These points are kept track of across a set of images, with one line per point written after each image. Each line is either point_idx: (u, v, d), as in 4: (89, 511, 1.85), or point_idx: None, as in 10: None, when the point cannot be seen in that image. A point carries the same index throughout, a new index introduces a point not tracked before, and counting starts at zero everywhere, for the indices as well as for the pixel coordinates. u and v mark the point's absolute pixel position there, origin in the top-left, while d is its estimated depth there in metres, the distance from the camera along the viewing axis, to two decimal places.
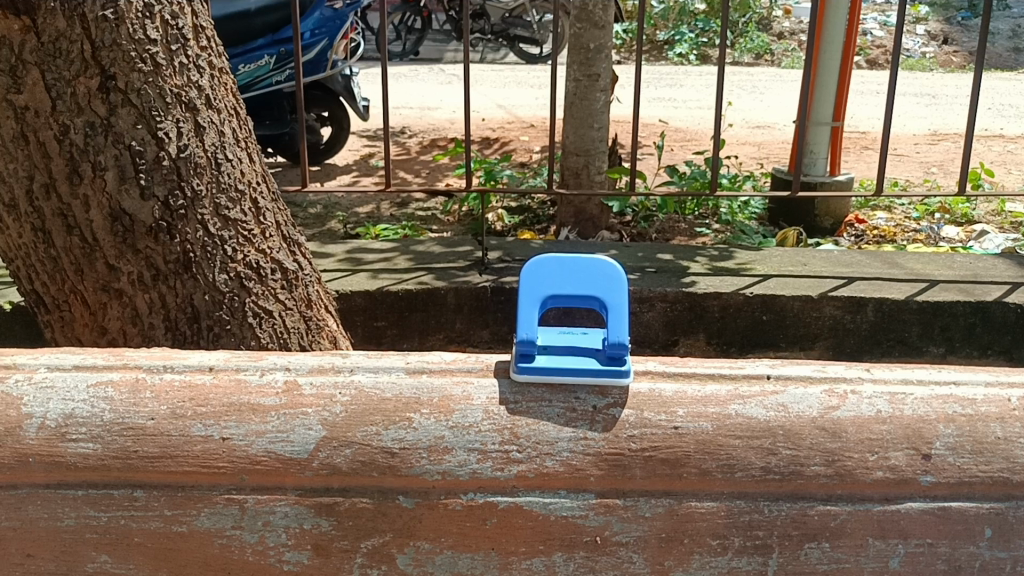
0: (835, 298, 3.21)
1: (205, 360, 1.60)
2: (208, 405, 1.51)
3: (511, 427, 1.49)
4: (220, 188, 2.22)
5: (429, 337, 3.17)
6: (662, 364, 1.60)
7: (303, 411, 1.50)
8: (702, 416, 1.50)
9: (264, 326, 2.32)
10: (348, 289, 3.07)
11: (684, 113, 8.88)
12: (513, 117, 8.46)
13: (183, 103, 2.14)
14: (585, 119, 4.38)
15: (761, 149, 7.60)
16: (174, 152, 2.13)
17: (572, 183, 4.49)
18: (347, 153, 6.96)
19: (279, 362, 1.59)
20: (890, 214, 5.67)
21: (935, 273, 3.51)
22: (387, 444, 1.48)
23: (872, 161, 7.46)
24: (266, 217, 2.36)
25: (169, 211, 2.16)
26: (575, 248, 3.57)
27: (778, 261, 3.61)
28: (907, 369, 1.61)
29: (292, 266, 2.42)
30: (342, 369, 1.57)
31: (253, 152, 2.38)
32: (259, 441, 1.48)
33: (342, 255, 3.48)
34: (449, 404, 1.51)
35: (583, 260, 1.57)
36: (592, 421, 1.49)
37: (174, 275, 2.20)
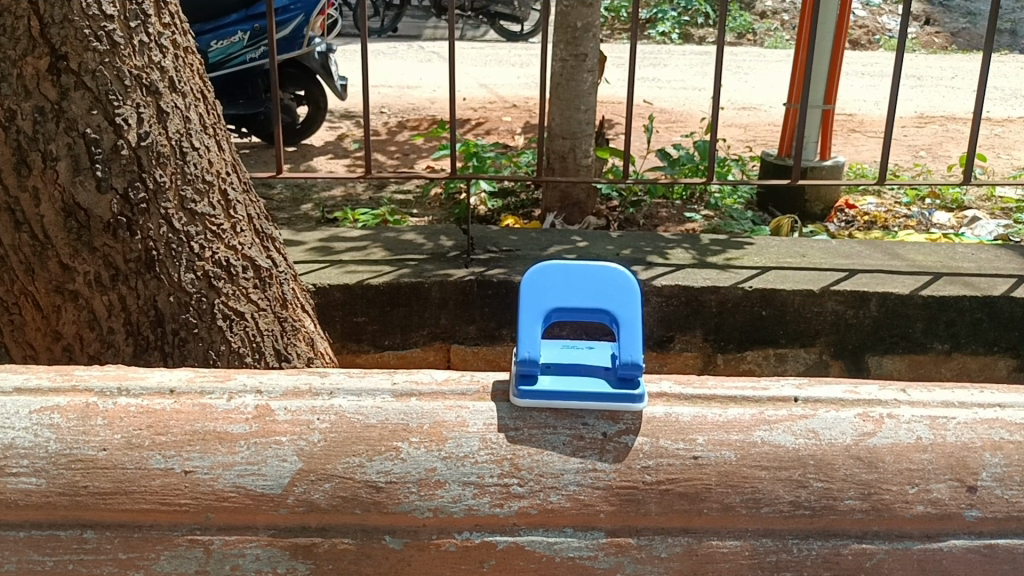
0: (838, 293, 3.07)
1: (165, 379, 1.42)
2: (169, 433, 1.33)
3: (512, 458, 1.33)
4: (186, 179, 2.02)
5: (412, 334, 2.99)
6: (679, 384, 1.44)
7: (277, 440, 1.33)
8: (725, 444, 1.34)
9: (235, 329, 2.11)
10: (325, 283, 2.88)
11: (669, 94, 8.69)
12: (496, 96, 8.26)
13: (144, 86, 1.95)
14: (572, 100, 4.20)
15: (748, 131, 7.44)
16: (133, 141, 1.94)
17: (559, 167, 4.30)
18: (324, 134, 6.75)
19: (250, 383, 1.41)
20: (880, 199, 5.53)
21: (936, 265, 3.37)
22: (372, 477, 1.31)
23: (859, 144, 7.31)
24: (236, 210, 2.16)
25: (129, 205, 1.96)
26: (563, 237, 3.39)
27: (775, 252, 3.46)
28: (947, 390, 1.46)
29: (266, 263, 2.22)
30: (321, 392, 1.40)
31: (222, 139, 2.19)
32: (227, 475, 1.31)
33: (316, 243, 3.29)
34: (441, 432, 1.35)
35: (592, 268, 1.41)
36: (602, 450, 1.33)
37: (135, 275, 2.01)
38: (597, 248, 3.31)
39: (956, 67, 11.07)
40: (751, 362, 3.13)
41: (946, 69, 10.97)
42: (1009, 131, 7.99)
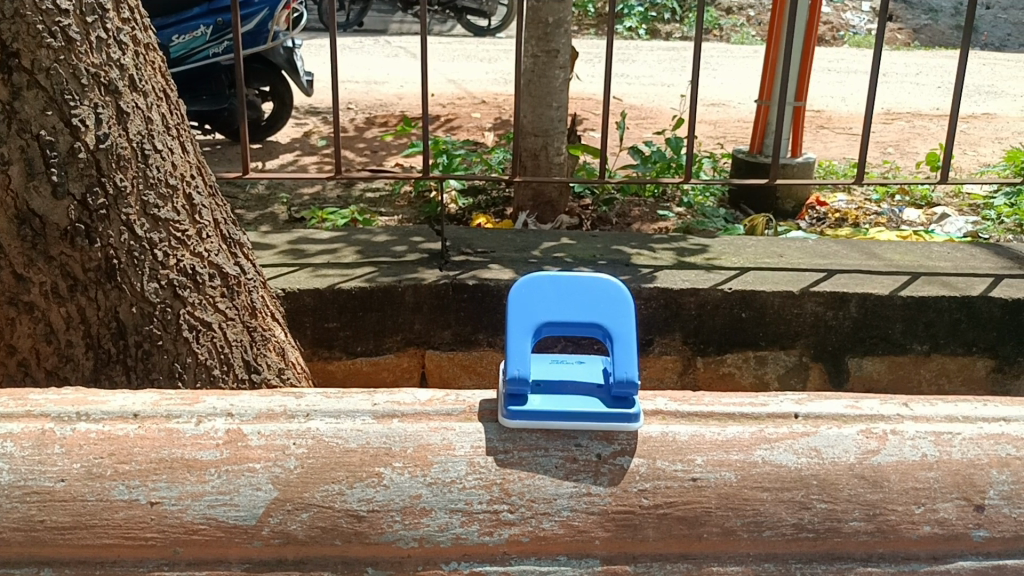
0: (818, 294, 2.99)
1: (128, 403, 1.33)
2: (133, 462, 1.24)
3: (501, 483, 1.25)
4: (148, 183, 1.92)
5: (385, 339, 2.89)
6: (674, 401, 1.37)
7: (251, 467, 1.24)
8: (724, 465, 1.28)
9: (202, 341, 2.01)
10: (295, 288, 2.78)
11: (638, 90, 8.65)
12: (464, 92, 8.17)
13: (102, 85, 1.84)
14: (544, 97, 4.12)
15: (718, 128, 7.42)
16: (92, 143, 1.84)
17: (531, 165, 4.21)
18: (290, 130, 6.61)
19: (220, 406, 1.32)
20: (850, 196, 5.49)
21: (914, 265, 3.32)
22: (353, 506, 1.23)
23: (828, 140, 7.32)
24: (202, 214, 2.06)
25: (88, 211, 1.86)
26: (538, 238, 3.31)
27: (752, 252, 3.38)
28: (950, 403, 1.41)
29: (234, 270, 2.12)
30: (296, 414, 1.31)
31: (186, 140, 2.08)
32: (196, 506, 1.22)
33: (285, 246, 3.19)
34: (427, 456, 1.27)
35: (582, 280, 1.35)
36: (596, 473, 1.26)
37: (95, 285, 1.90)
38: (574, 248, 3.23)
39: (919, 63, 11.17)
40: (730, 366, 3.04)
41: (910, 66, 11.05)
42: (973, 127, 8.05)
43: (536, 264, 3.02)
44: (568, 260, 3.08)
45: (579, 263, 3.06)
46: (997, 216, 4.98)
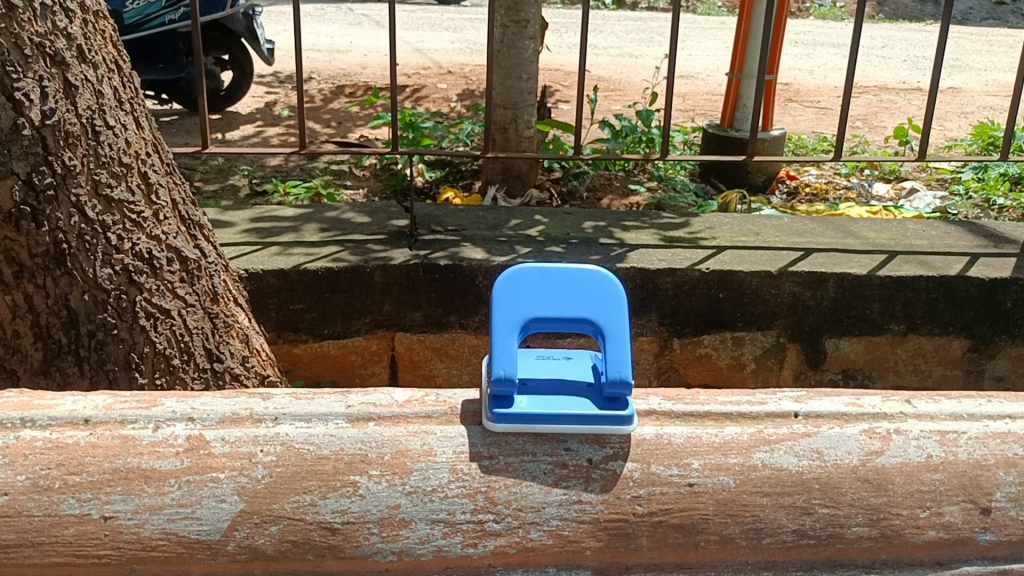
0: (796, 273, 2.75)
1: (78, 407, 1.21)
2: (84, 473, 1.13)
3: (485, 491, 1.17)
4: (100, 161, 1.79)
5: (354, 322, 2.78)
6: (668, 400, 1.30)
7: (214, 477, 1.15)
8: (722, 469, 1.21)
9: (160, 329, 1.89)
10: (258, 268, 2.67)
11: (607, 61, 8.54)
12: (430, 62, 8.00)
13: (48, 56, 1.70)
14: (512, 69, 4.00)
15: (686, 101, 7.33)
16: (37, 119, 1.70)
17: (500, 139, 4.09)
18: (250, 100, 6.42)
19: (180, 410, 1.22)
20: (819, 170, 5.35)
21: (890, 244, 3.16)
22: (327, 518, 1.14)
23: (796, 113, 7.25)
24: (159, 194, 1.93)
25: (33, 192, 1.73)
26: (509, 216, 3.20)
27: (727, 230, 3.17)
28: (952, 400, 1.36)
29: (194, 254, 1.99)
30: (263, 419, 1.22)
31: (141, 115, 1.94)
32: (155, 520, 1.12)
33: (247, 223, 3.05)
34: (405, 463, 1.18)
35: (569, 272, 1.27)
36: (587, 480, 1.19)
37: (44, 271, 1.78)
38: (546, 226, 3.11)
39: (885, 37, 11.17)
40: (707, 347, 2.81)
41: (876, 39, 11.01)
42: (940, 102, 8.03)
43: (507, 243, 2.91)
44: (540, 238, 2.98)
45: (551, 241, 2.95)
46: (964, 191, 4.95)
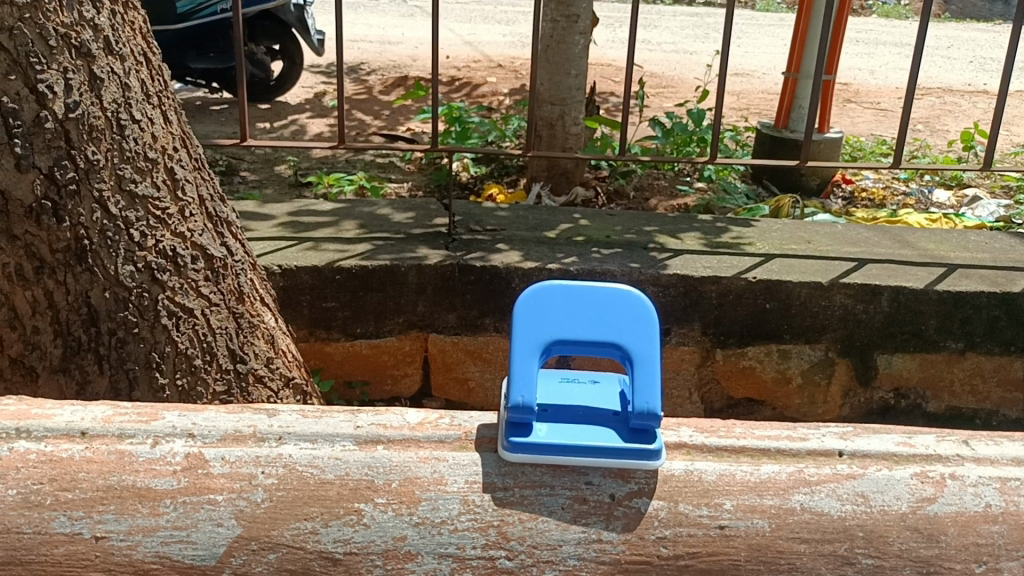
0: (848, 285, 2.59)
1: (76, 417, 1.17)
2: (77, 489, 1.08)
3: (498, 525, 1.09)
4: (124, 156, 1.74)
5: (387, 321, 2.69)
6: (701, 433, 1.21)
7: (211, 499, 1.08)
8: (756, 511, 1.11)
9: (183, 329, 1.85)
10: (292, 264, 2.59)
11: (660, 56, 8.38)
12: (481, 55, 7.93)
13: (73, 47, 1.66)
14: (561, 64, 3.88)
15: (741, 99, 7.14)
16: (60, 112, 1.66)
17: (546, 135, 3.98)
18: (300, 90, 6.41)
19: (180, 424, 1.17)
20: (877, 175, 5.15)
21: (950, 256, 2.99)
22: (328, 548, 1.07)
23: (855, 115, 7.03)
24: (185, 190, 1.88)
25: (55, 186, 1.68)
26: (550, 216, 3.10)
27: (777, 237, 3.03)
28: (1015, 443, 1.24)
29: (220, 252, 1.94)
30: (267, 437, 1.16)
31: (169, 109, 1.89)
32: (148, 542, 1.06)
33: (284, 217, 2.99)
34: (414, 492, 1.11)
35: (596, 291, 1.19)
36: (609, 517, 1.10)
37: (64, 268, 1.74)
38: (588, 228, 3.00)
39: (951, 37, 10.81)
40: (752, 360, 2.66)
41: (941, 38, 10.66)
42: (1008, 105, 7.72)
43: (546, 244, 2.80)
44: (581, 241, 2.87)
45: (591, 244, 2.84)
46: None
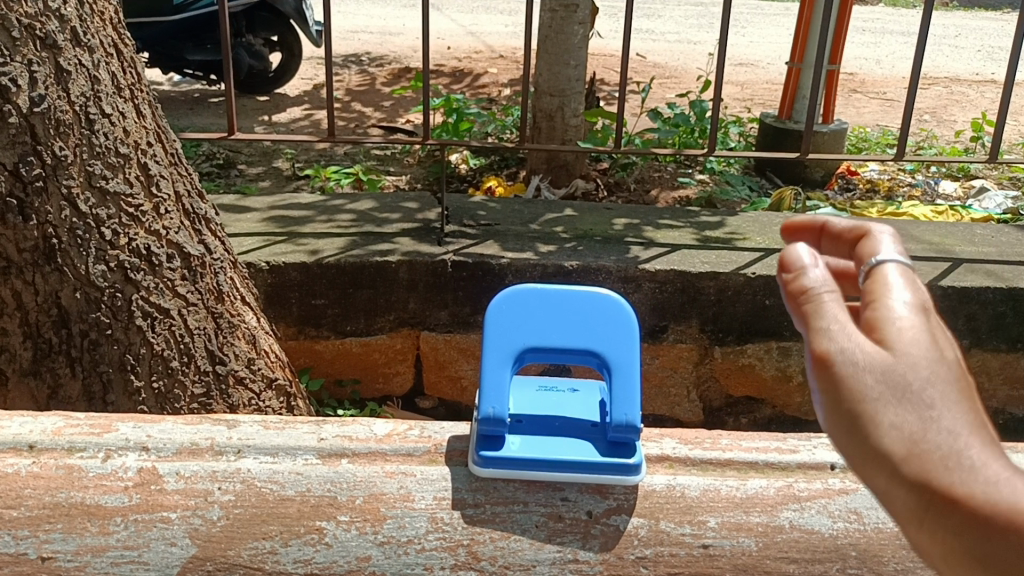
0: None
1: (25, 430, 1.13)
2: (23, 506, 1.03)
3: (468, 544, 1.03)
4: (94, 151, 1.67)
5: (377, 320, 2.54)
6: (686, 445, 1.16)
7: (164, 517, 1.03)
8: (742, 530, 1.05)
9: (158, 330, 1.78)
10: (281, 260, 2.44)
11: (664, 46, 8.28)
12: (482, 45, 7.85)
13: (38, 39, 1.60)
14: (560, 54, 3.78)
15: (744, 90, 7.05)
16: (24, 106, 1.59)
17: (545, 127, 3.89)
18: (299, 82, 6.34)
19: (134, 437, 1.13)
20: (881, 166, 5.05)
21: (955, 251, 2.90)
22: (287, 568, 1.01)
23: (861, 105, 6.93)
24: (161, 186, 1.81)
25: (21, 183, 1.63)
26: (545, 210, 3.02)
27: (777, 231, 2.95)
28: None
29: (198, 251, 1.87)
30: (225, 452, 1.12)
31: (142, 102, 1.83)
32: (97, 563, 1.00)
33: (272, 211, 2.92)
34: (379, 509, 1.05)
35: (572, 295, 1.16)
36: (585, 536, 1.04)
37: (32, 267, 1.68)
38: (582, 222, 2.92)
39: (958, 25, 10.67)
40: (751, 358, 2.57)
41: (949, 27, 10.53)
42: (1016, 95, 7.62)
43: (539, 238, 2.72)
44: (575, 235, 2.78)
45: (586, 238, 2.75)
46: None
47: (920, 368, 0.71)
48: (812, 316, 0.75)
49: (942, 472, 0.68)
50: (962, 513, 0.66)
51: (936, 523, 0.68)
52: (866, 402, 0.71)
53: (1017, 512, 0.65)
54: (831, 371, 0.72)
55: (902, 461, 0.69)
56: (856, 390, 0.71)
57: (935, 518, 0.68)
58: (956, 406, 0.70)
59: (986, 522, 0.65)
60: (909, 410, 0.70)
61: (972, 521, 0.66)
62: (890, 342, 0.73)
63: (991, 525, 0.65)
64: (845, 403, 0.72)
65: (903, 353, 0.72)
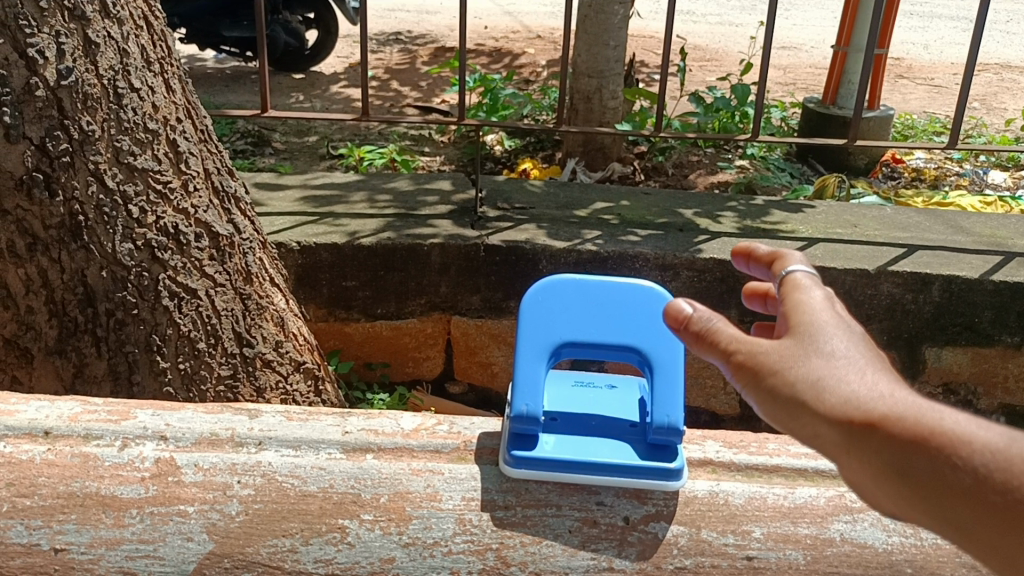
0: (896, 273, 2.40)
1: (39, 415, 1.11)
2: (36, 496, 1.00)
3: (497, 548, 1.00)
4: (122, 126, 1.63)
5: (408, 303, 2.48)
6: (730, 449, 1.14)
7: (180, 511, 1.00)
8: (788, 542, 1.02)
9: (186, 310, 1.75)
10: (312, 241, 2.39)
11: (705, 28, 8.12)
12: (519, 25, 7.75)
13: (66, 10, 1.55)
14: (600, 35, 3.69)
15: (787, 73, 6.89)
16: (52, 79, 1.55)
17: (583, 109, 3.81)
18: (335, 60, 6.30)
19: (152, 426, 1.11)
20: (928, 155, 4.89)
21: (1007, 244, 2.79)
22: (308, 568, 0.98)
23: (907, 91, 6.74)
24: (190, 163, 1.77)
25: (47, 158, 1.58)
26: (581, 194, 2.95)
27: (821, 221, 2.85)
28: None
29: (227, 230, 1.83)
30: (245, 443, 1.10)
31: (172, 77, 1.78)
32: (111, 557, 0.97)
33: (304, 190, 2.88)
34: (404, 508, 1.02)
35: (612, 289, 1.15)
36: (621, 544, 1.01)
37: (58, 244, 1.64)
38: (619, 207, 2.84)
39: (1011, 10, 10.34)
40: None
41: (1001, 12, 10.21)
42: None
43: (573, 223, 2.64)
44: (611, 220, 2.70)
45: (622, 223, 2.67)
46: None
47: (825, 339, 0.82)
48: (724, 332, 0.88)
49: (853, 404, 0.74)
50: (880, 432, 0.71)
51: (861, 449, 0.72)
52: (782, 369, 0.81)
53: (919, 419, 0.70)
54: (747, 363, 0.83)
55: (820, 407, 0.76)
56: (771, 364, 0.81)
57: (858, 444, 0.73)
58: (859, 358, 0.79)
59: (895, 431, 0.70)
60: (820, 367, 0.79)
61: (886, 433, 0.71)
62: (794, 332, 0.85)
63: (901, 439, 0.70)
64: (762, 378, 0.81)
65: (805, 334, 0.83)
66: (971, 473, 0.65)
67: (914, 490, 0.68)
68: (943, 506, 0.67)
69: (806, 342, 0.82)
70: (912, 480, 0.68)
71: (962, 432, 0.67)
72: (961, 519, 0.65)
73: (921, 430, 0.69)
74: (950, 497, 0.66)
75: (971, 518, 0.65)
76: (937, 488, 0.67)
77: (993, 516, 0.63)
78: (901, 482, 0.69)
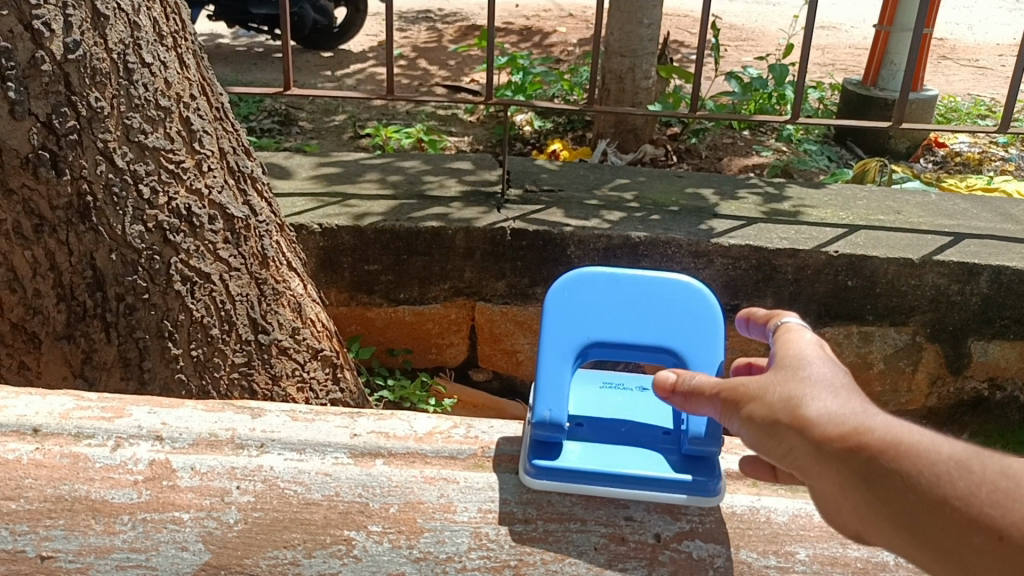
0: (943, 262, 2.25)
1: (29, 413, 1.08)
2: (23, 499, 0.97)
3: (514, 563, 0.95)
4: (132, 103, 1.56)
5: (432, 288, 2.39)
6: None
7: (175, 518, 0.96)
8: (834, 565, 0.96)
9: (198, 295, 1.68)
10: (333, 222, 2.30)
11: (741, 8, 7.91)
12: (551, 3, 7.60)
13: None
14: (633, 12, 3.57)
15: (826, 54, 6.69)
16: (58, 52, 1.47)
17: (614, 88, 3.69)
18: (364, 38, 6.21)
19: (147, 425, 1.08)
20: (972, 138, 4.70)
21: None
22: None
23: (951, 73, 6.51)
24: (204, 142, 1.69)
25: (54, 135, 1.51)
26: (612, 176, 2.84)
27: (862, 207, 2.72)
28: None
29: (241, 213, 1.76)
30: (245, 446, 1.06)
31: (185, 51, 1.70)
32: (101, 565, 0.93)
33: (326, 171, 2.79)
34: (416, 520, 0.98)
35: (645, 282, 1.10)
36: (653, 562, 0.95)
37: (66, 226, 1.57)
38: (651, 190, 2.73)
39: None
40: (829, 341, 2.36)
41: None
42: None
43: (602, 206, 2.53)
44: (643, 203, 2.58)
45: (654, 207, 2.56)
46: None
47: (804, 366, 0.84)
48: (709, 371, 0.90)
49: (828, 421, 0.76)
50: (852, 444, 0.73)
51: (833, 462, 0.74)
52: (760, 393, 0.82)
53: (892, 432, 0.72)
54: (728, 393, 0.85)
55: (796, 424, 0.78)
56: (751, 390, 0.83)
57: (831, 457, 0.74)
58: (836, 383, 0.81)
59: (865, 443, 0.72)
60: (793, 386, 0.81)
61: (856, 445, 0.73)
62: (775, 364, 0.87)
63: (874, 450, 0.72)
64: (741, 404, 0.83)
65: (785, 365, 0.86)
66: (935, 478, 0.67)
67: (879, 500, 0.70)
68: (905, 515, 0.69)
69: (784, 370, 0.84)
70: (875, 487, 0.70)
71: (928, 446, 0.70)
72: (921, 526, 0.67)
73: (888, 441, 0.72)
74: (913, 507, 0.68)
75: (931, 524, 0.67)
76: (899, 497, 0.69)
77: (957, 518, 0.65)
78: (866, 491, 0.71)
